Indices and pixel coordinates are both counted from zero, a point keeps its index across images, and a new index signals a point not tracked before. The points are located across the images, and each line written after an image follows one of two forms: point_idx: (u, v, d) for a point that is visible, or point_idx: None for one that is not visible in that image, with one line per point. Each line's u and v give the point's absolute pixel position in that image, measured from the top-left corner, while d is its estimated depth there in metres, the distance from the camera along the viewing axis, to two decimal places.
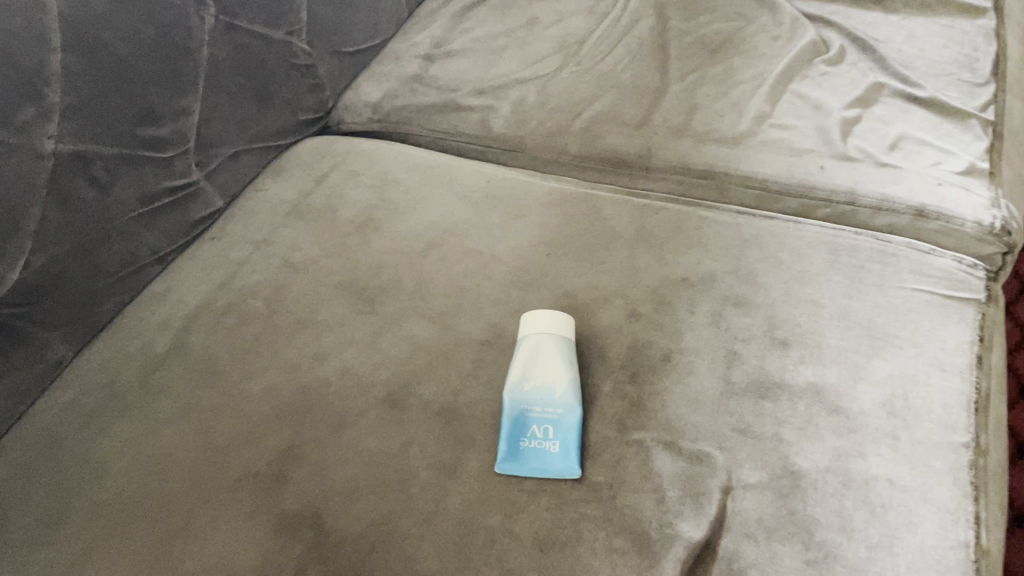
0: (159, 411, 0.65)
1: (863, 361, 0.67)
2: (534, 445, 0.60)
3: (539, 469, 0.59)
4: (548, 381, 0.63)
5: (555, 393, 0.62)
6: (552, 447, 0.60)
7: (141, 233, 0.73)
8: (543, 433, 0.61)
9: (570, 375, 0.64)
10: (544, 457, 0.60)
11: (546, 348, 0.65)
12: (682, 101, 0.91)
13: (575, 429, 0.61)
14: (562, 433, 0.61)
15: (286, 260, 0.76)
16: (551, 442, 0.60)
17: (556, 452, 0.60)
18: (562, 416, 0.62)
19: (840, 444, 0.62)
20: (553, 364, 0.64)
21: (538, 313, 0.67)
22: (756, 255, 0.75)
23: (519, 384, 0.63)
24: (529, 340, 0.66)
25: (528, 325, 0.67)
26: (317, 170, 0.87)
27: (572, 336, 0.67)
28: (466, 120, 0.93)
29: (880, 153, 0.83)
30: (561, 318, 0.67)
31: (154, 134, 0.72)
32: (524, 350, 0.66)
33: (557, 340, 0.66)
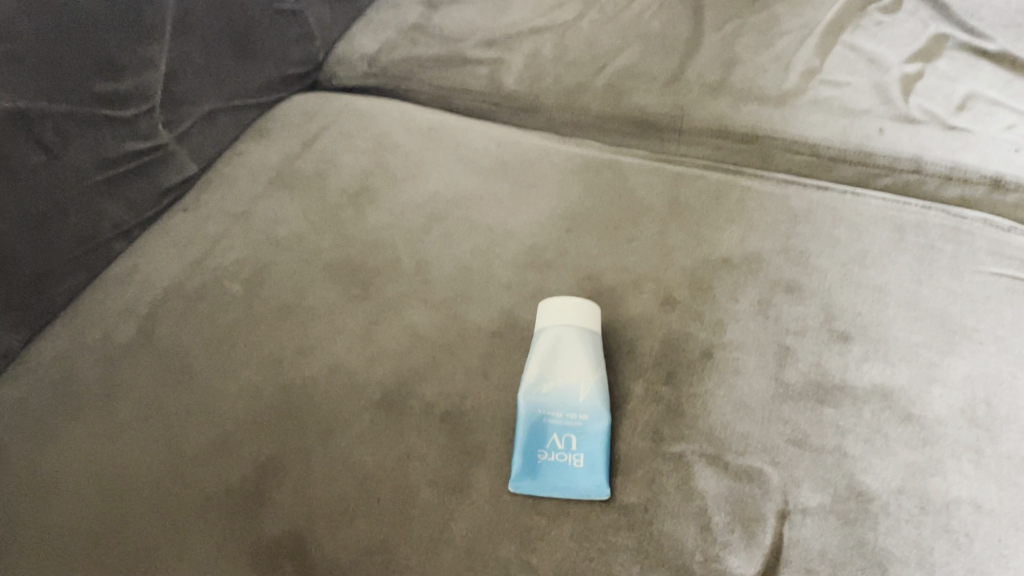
0: (118, 413, 0.55)
1: (937, 359, 0.57)
2: (555, 459, 0.51)
3: (561, 489, 0.50)
4: (571, 382, 0.54)
5: (579, 396, 0.53)
6: (576, 461, 0.51)
7: (103, 204, 0.63)
8: (565, 445, 0.51)
9: (596, 374, 0.54)
10: (566, 474, 0.50)
11: (568, 342, 0.56)
12: (718, 54, 0.80)
13: (602, 440, 0.52)
14: (588, 444, 0.52)
15: (268, 235, 0.67)
16: (575, 455, 0.51)
17: (581, 467, 0.51)
18: (588, 424, 0.52)
19: (914, 459, 0.52)
20: (577, 362, 0.55)
21: (559, 300, 0.57)
22: (809, 231, 0.65)
23: (537, 384, 0.54)
24: (548, 332, 0.56)
25: (545, 314, 0.57)
26: (306, 131, 0.77)
27: (598, 327, 0.58)
28: (474, 75, 0.83)
29: (947, 115, 0.72)
30: (585, 305, 0.57)
31: (114, 90, 0.62)
32: (542, 344, 0.56)
33: (581, 333, 0.56)
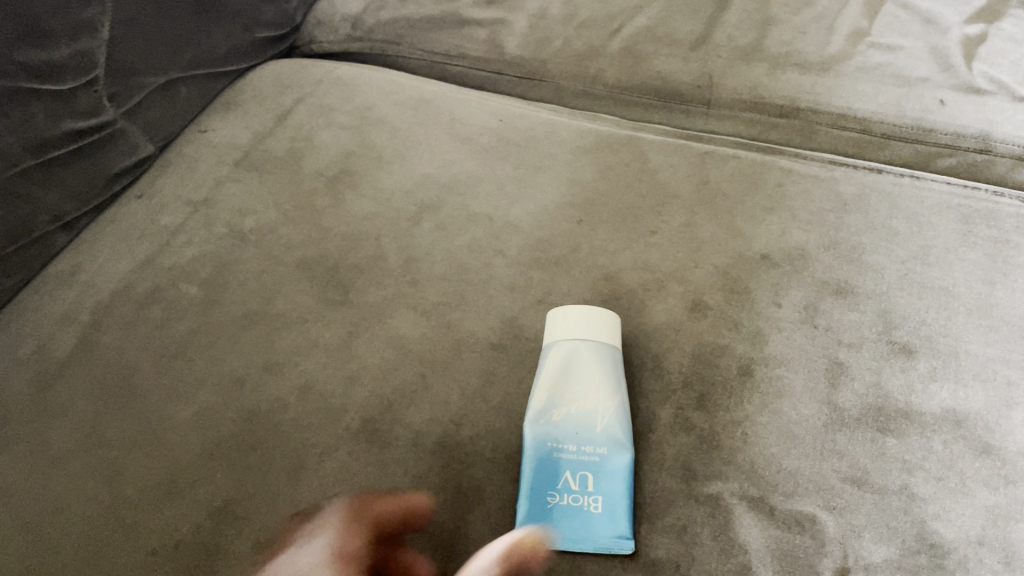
0: (51, 444, 0.48)
1: (1017, 378, 0.48)
2: (568, 503, 0.43)
3: (575, 539, 0.42)
4: (585, 409, 0.45)
5: (595, 427, 0.44)
6: (593, 505, 0.43)
7: (36, 193, 0.54)
8: (579, 485, 0.43)
9: (616, 399, 0.46)
10: (582, 521, 0.42)
11: (583, 360, 0.47)
12: (750, 14, 0.70)
13: (625, 478, 0.44)
14: (607, 484, 0.43)
15: (234, 228, 0.58)
16: (591, 498, 0.43)
17: (598, 513, 0.42)
18: (607, 459, 0.44)
19: (995, 501, 0.44)
20: (593, 384, 0.46)
21: (572, 309, 0.48)
22: (860, 223, 0.56)
23: (546, 411, 0.45)
24: (560, 346, 0.47)
25: (554, 325, 0.48)
26: (280, 105, 0.67)
27: (618, 341, 0.49)
28: (472, 38, 0.73)
29: (1016, 83, 0.63)
30: (603, 315, 0.48)
31: (45, 59, 0.52)
32: (552, 359, 0.47)
33: (600, 348, 0.47)
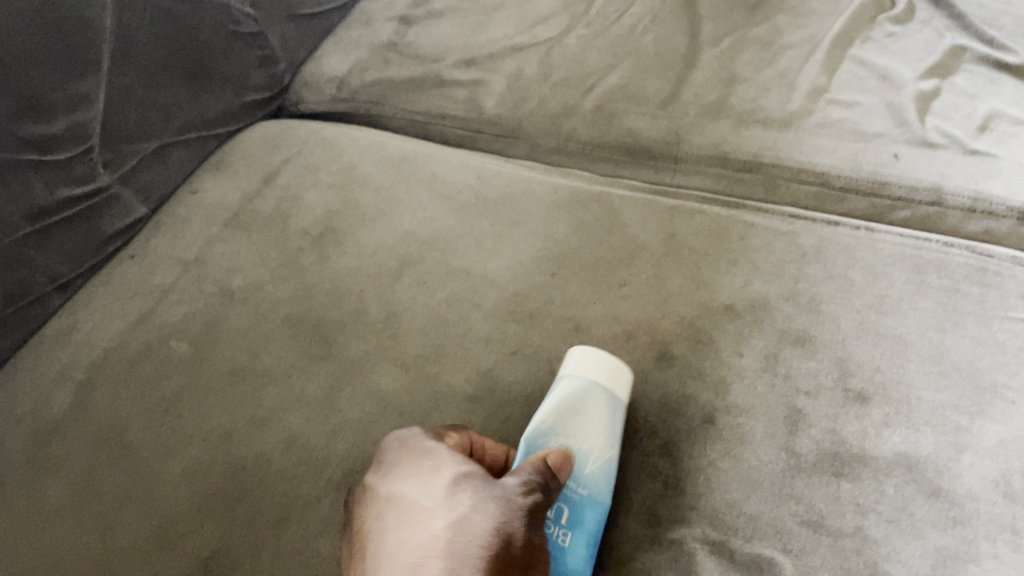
0: (47, 499, 0.50)
1: (965, 423, 0.51)
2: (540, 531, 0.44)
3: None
4: (583, 446, 0.47)
5: (587, 465, 0.47)
6: (563, 536, 0.44)
7: (33, 258, 0.57)
8: (554, 514, 0.45)
9: (611, 446, 0.48)
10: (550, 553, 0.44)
11: (592, 400, 0.49)
12: (717, 72, 0.74)
13: (597, 516, 0.45)
14: (581, 519, 0.45)
15: (223, 286, 0.61)
16: (563, 530, 0.44)
17: (569, 546, 0.44)
18: (589, 499, 0.46)
19: (944, 542, 0.46)
20: (595, 427, 0.48)
21: (595, 353, 0.51)
22: (819, 274, 0.59)
23: (546, 436, 0.48)
24: (574, 385, 0.49)
25: (575, 363, 0.51)
26: (267, 165, 0.71)
27: (625, 393, 0.51)
28: (452, 98, 0.76)
29: (968, 138, 0.66)
30: (620, 367, 0.51)
31: (43, 132, 0.55)
32: (563, 391, 0.49)
33: (611, 394, 0.50)
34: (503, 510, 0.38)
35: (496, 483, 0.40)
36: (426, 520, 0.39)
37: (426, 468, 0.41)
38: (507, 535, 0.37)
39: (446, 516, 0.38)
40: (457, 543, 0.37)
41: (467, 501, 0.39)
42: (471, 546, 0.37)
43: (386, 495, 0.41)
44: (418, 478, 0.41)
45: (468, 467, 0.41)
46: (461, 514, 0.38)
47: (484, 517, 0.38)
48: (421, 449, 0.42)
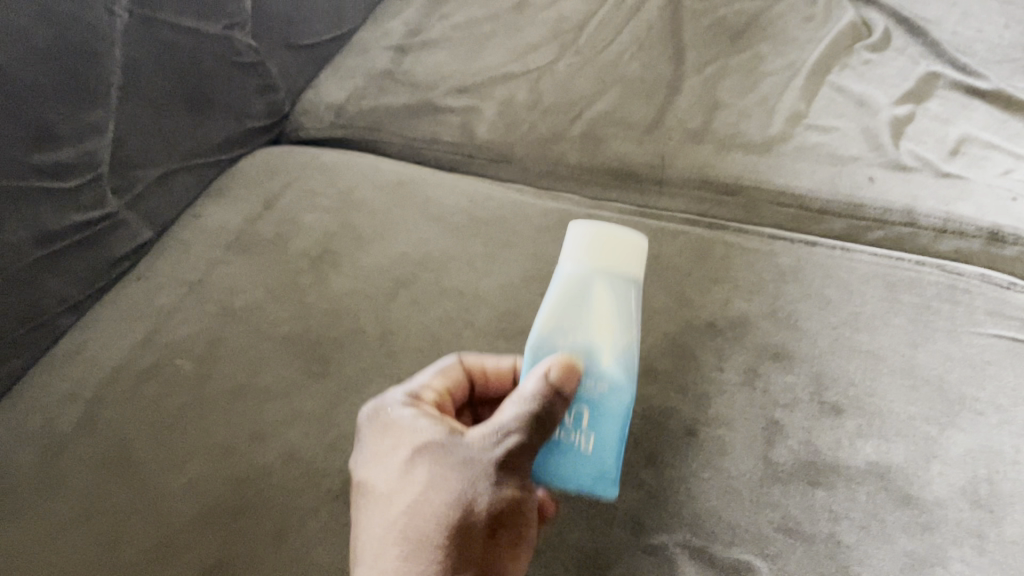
0: (55, 513, 0.52)
1: (935, 433, 0.54)
2: (560, 439, 0.42)
3: (563, 478, 0.43)
4: (593, 342, 0.42)
5: (600, 363, 0.42)
6: (585, 443, 0.42)
7: (43, 281, 0.59)
8: (573, 421, 0.42)
9: (627, 331, 0.42)
10: (573, 460, 0.42)
11: (594, 293, 0.42)
12: (700, 98, 0.77)
13: (622, 416, 0.42)
14: (602, 422, 0.42)
15: (225, 306, 0.63)
16: (583, 437, 0.42)
17: (591, 451, 0.42)
18: (607, 395, 0.42)
19: (913, 546, 0.49)
20: (604, 317, 0.42)
21: (591, 233, 0.43)
22: (796, 292, 0.62)
23: (552, 340, 0.43)
24: (576, 272, 0.43)
25: (576, 243, 0.43)
26: (268, 190, 0.73)
27: (640, 262, 0.43)
28: (446, 124, 0.79)
29: (940, 161, 0.69)
30: (625, 237, 0.43)
31: (54, 161, 0.58)
32: (562, 285, 0.43)
33: (616, 277, 0.42)
34: (462, 479, 0.38)
35: (458, 445, 0.40)
36: (387, 505, 0.39)
37: (391, 440, 0.41)
38: (466, 504, 0.38)
39: (405, 499, 0.39)
40: (415, 526, 0.38)
41: (425, 475, 0.39)
42: (428, 528, 0.38)
43: (359, 478, 0.42)
44: (384, 454, 0.41)
45: (430, 434, 0.41)
46: (418, 493, 0.39)
47: (442, 490, 0.38)
48: (387, 418, 0.42)
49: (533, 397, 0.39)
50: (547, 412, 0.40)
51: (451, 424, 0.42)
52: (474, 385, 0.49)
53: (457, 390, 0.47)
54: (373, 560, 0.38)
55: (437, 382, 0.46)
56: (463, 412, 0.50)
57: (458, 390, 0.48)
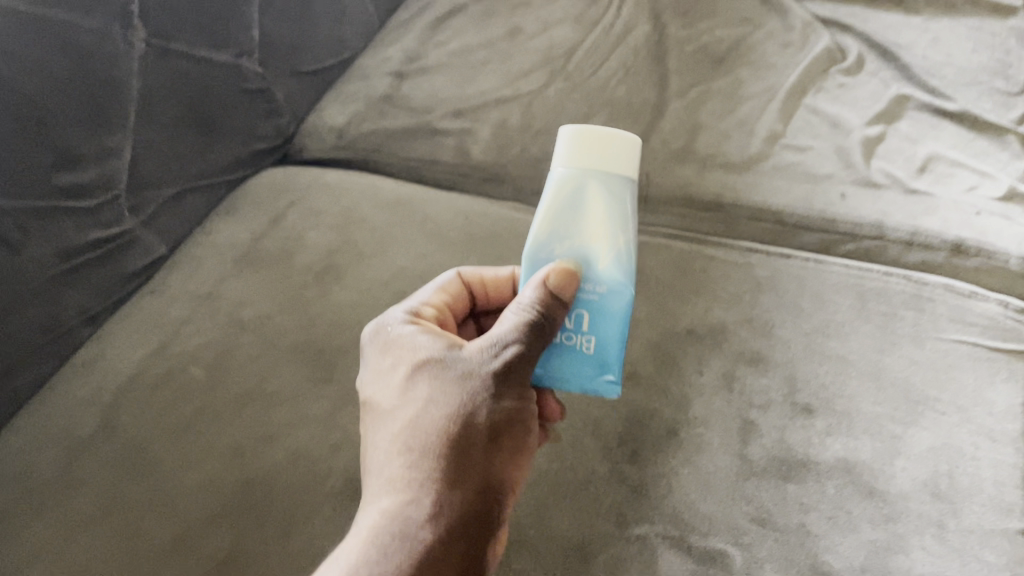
0: (77, 510, 0.55)
1: (900, 432, 0.57)
2: (563, 342, 0.44)
3: (567, 380, 0.44)
4: (590, 245, 0.43)
5: (597, 266, 0.43)
6: (586, 345, 0.44)
7: (65, 295, 0.63)
8: (574, 324, 0.44)
9: (622, 232, 0.43)
10: (577, 362, 0.44)
11: (588, 196, 0.43)
12: (683, 120, 0.81)
13: (623, 316, 0.44)
14: (602, 324, 0.44)
15: (234, 318, 0.67)
16: (585, 339, 0.44)
17: (593, 353, 0.44)
18: (607, 298, 0.43)
19: (877, 535, 0.53)
20: (598, 220, 0.43)
21: (582, 133, 0.43)
22: (772, 301, 0.66)
23: (547, 246, 0.44)
24: (567, 176, 0.43)
25: (568, 147, 0.43)
26: (274, 208, 0.77)
27: (634, 160, 0.44)
28: (443, 146, 0.84)
29: (908, 178, 0.73)
30: (619, 136, 0.43)
31: (76, 182, 0.62)
32: (555, 187, 0.44)
33: (610, 177, 0.43)
34: (461, 392, 0.41)
35: (456, 359, 0.42)
36: (392, 417, 0.42)
37: (395, 359, 0.44)
38: (466, 412, 0.41)
39: (408, 411, 0.42)
40: (418, 435, 0.41)
41: (426, 391, 0.42)
42: (430, 438, 0.41)
43: (365, 393, 0.45)
44: (388, 372, 0.44)
45: (431, 350, 0.43)
46: (420, 405, 0.42)
47: (441, 402, 0.41)
48: (392, 338, 0.45)
49: (529, 307, 0.41)
50: (545, 323, 0.42)
51: (452, 338, 0.44)
52: (475, 297, 0.54)
53: (456, 305, 0.53)
54: (380, 467, 0.42)
55: (436, 298, 0.51)
56: (467, 323, 0.56)
57: (457, 304, 0.53)
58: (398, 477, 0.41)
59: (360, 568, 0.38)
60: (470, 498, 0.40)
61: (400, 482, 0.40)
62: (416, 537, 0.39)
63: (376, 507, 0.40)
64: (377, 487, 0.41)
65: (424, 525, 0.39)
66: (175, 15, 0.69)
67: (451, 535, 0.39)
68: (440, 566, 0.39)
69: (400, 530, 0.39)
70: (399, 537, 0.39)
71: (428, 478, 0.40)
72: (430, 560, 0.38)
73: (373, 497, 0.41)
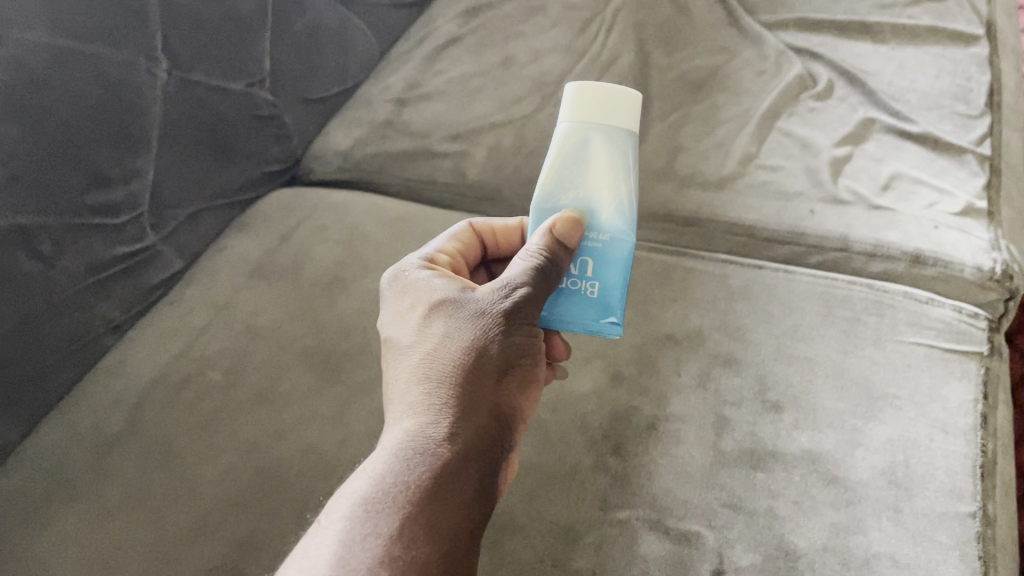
0: (108, 498, 0.61)
1: (861, 425, 0.62)
2: (569, 287, 0.51)
3: (575, 322, 0.51)
4: (593, 194, 0.49)
5: (600, 214, 0.49)
6: (590, 289, 0.50)
7: (94, 304, 0.69)
8: (579, 271, 0.50)
9: (622, 181, 0.49)
10: (583, 306, 0.51)
11: (593, 147, 0.49)
12: (665, 143, 0.87)
13: (623, 263, 0.50)
14: (605, 270, 0.50)
15: (248, 325, 0.73)
16: (589, 284, 0.50)
17: (597, 297, 0.50)
18: (609, 245, 0.50)
19: (838, 518, 0.57)
20: (601, 171, 0.49)
21: (588, 90, 0.49)
22: (744, 308, 0.71)
23: (555, 195, 0.50)
24: (573, 131, 0.49)
25: (574, 103, 0.49)
26: (284, 225, 0.83)
27: (634, 116, 0.50)
28: (441, 167, 0.90)
29: (873, 195, 0.79)
30: (619, 93, 0.49)
31: (104, 200, 0.68)
32: (561, 140, 0.49)
33: (613, 130, 0.49)
34: (474, 326, 0.45)
35: (469, 299, 0.47)
36: (412, 351, 0.46)
37: (412, 303, 0.49)
38: (480, 343, 0.45)
39: (426, 345, 0.46)
40: (436, 364, 0.45)
41: (441, 328, 0.46)
42: (447, 366, 0.44)
43: (386, 335, 0.49)
44: (406, 315, 0.48)
45: (447, 292, 0.48)
46: (438, 339, 0.46)
47: (456, 336, 0.45)
48: (409, 284, 0.50)
49: (538, 252, 0.47)
50: (550, 267, 0.47)
51: (465, 283, 0.49)
52: (486, 243, 0.61)
53: (468, 252, 0.59)
54: (401, 396, 0.45)
55: (449, 246, 0.57)
56: (479, 270, 0.63)
57: (470, 251, 0.59)
58: (419, 401, 0.44)
59: (385, 478, 0.41)
60: (483, 421, 0.44)
61: (420, 405, 0.44)
62: (436, 450, 0.42)
63: (398, 428, 0.44)
64: (399, 413, 0.45)
65: (443, 441, 0.42)
66: (195, 47, 0.75)
67: (467, 452, 0.43)
68: (458, 479, 0.42)
69: (421, 445, 0.42)
70: (420, 451, 0.42)
71: (446, 401, 0.44)
72: (449, 472, 0.41)
73: (394, 421, 0.45)
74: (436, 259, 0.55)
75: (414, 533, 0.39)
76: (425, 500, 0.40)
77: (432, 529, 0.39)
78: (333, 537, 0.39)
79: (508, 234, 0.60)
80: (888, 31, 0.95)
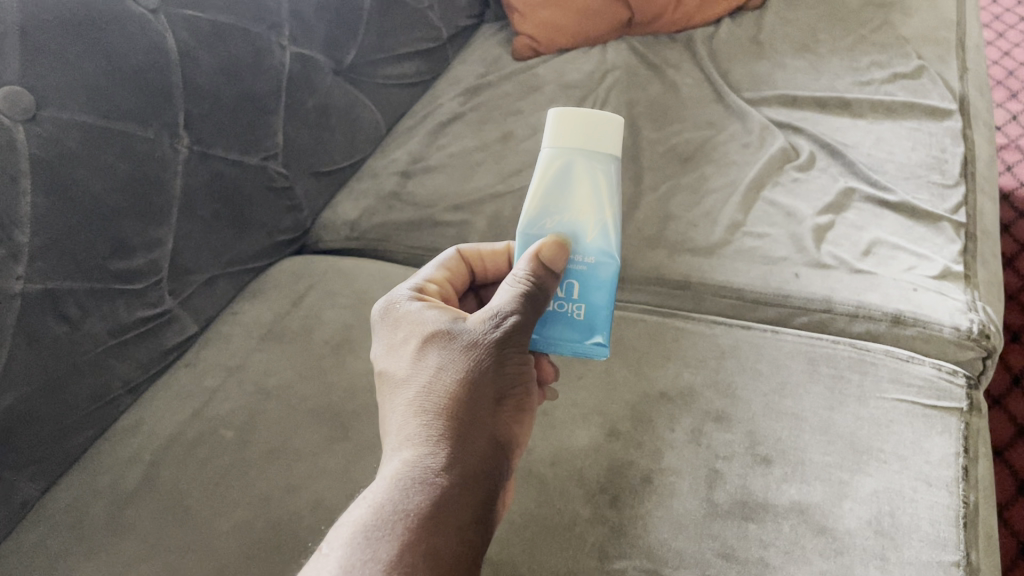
0: (125, 551, 0.63)
1: (847, 478, 0.65)
2: (557, 310, 0.55)
3: (563, 344, 0.55)
4: (577, 218, 0.54)
5: (585, 237, 0.54)
6: (577, 311, 0.55)
7: (114, 365, 0.72)
8: (566, 293, 0.55)
9: (604, 204, 0.54)
10: (572, 328, 0.55)
11: (575, 171, 0.54)
12: (656, 212, 0.92)
13: (609, 285, 0.55)
14: (591, 292, 0.55)
15: (260, 385, 0.76)
16: (575, 306, 0.55)
17: (583, 319, 0.55)
18: (595, 267, 0.54)
19: (827, 567, 0.59)
20: (583, 196, 0.54)
21: (568, 117, 0.54)
22: (734, 366, 0.75)
23: (541, 218, 0.55)
24: (555, 156, 0.54)
25: (556, 130, 0.54)
26: (294, 290, 0.87)
27: (613, 139, 0.54)
28: (443, 235, 0.94)
29: (854, 260, 0.83)
30: (597, 119, 0.54)
31: (126, 267, 0.72)
32: (545, 165, 0.54)
33: (592, 155, 0.54)
34: (466, 357, 0.49)
35: (461, 332, 0.50)
36: (408, 385, 0.50)
37: (405, 336, 0.53)
38: (473, 373, 0.48)
39: (421, 378, 0.49)
40: (431, 395, 0.48)
41: (435, 360, 0.50)
42: (442, 396, 0.48)
43: (381, 369, 0.53)
44: (400, 349, 0.52)
45: (439, 325, 0.51)
46: (432, 370, 0.49)
47: (450, 367, 0.49)
48: (401, 319, 0.54)
49: (524, 278, 0.51)
50: (535, 293, 0.51)
51: (455, 315, 0.53)
52: (473, 270, 0.65)
53: (455, 279, 0.63)
54: (399, 428, 0.49)
55: (438, 275, 0.61)
56: (467, 296, 0.67)
57: (457, 278, 0.64)
58: (416, 432, 0.48)
59: (385, 506, 0.44)
60: (477, 449, 0.47)
61: (418, 437, 0.47)
62: (434, 479, 0.45)
63: (397, 458, 0.47)
64: (398, 445, 0.48)
65: (440, 470, 0.46)
66: (214, 125, 0.80)
67: (463, 480, 0.46)
68: (456, 504, 0.45)
69: (419, 474, 0.45)
70: (418, 479, 0.45)
71: (442, 431, 0.47)
72: (447, 497, 0.45)
73: (393, 453, 0.48)
74: (426, 288, 0.59)
75: (415, 560, 0.41)
76: (425, 526, 0.43)
77: (432, 554, 0.42)
78: (333, 563, 0.42)
79: (495, 257, 0.65)
80: (866, 106, 1.01)
